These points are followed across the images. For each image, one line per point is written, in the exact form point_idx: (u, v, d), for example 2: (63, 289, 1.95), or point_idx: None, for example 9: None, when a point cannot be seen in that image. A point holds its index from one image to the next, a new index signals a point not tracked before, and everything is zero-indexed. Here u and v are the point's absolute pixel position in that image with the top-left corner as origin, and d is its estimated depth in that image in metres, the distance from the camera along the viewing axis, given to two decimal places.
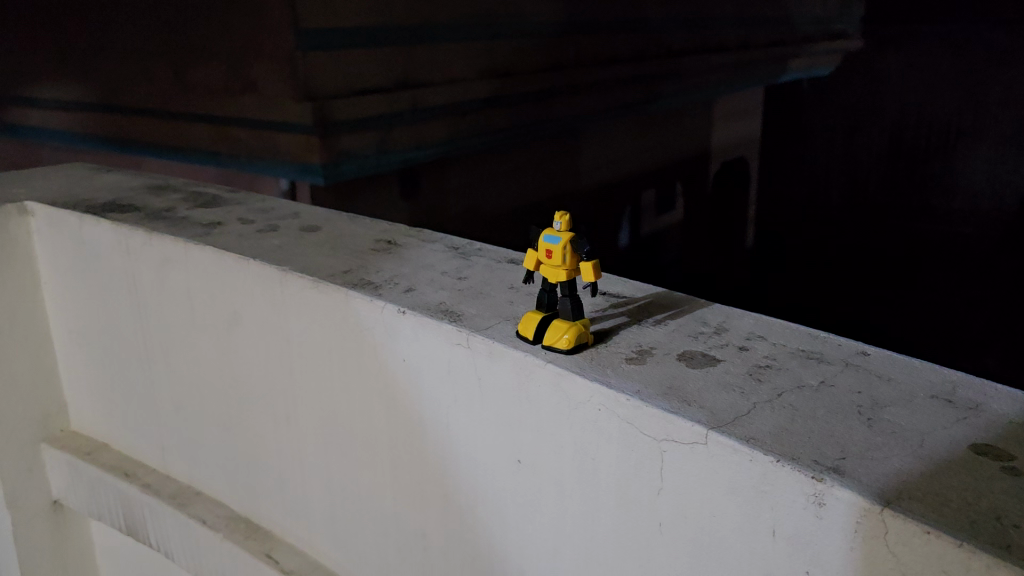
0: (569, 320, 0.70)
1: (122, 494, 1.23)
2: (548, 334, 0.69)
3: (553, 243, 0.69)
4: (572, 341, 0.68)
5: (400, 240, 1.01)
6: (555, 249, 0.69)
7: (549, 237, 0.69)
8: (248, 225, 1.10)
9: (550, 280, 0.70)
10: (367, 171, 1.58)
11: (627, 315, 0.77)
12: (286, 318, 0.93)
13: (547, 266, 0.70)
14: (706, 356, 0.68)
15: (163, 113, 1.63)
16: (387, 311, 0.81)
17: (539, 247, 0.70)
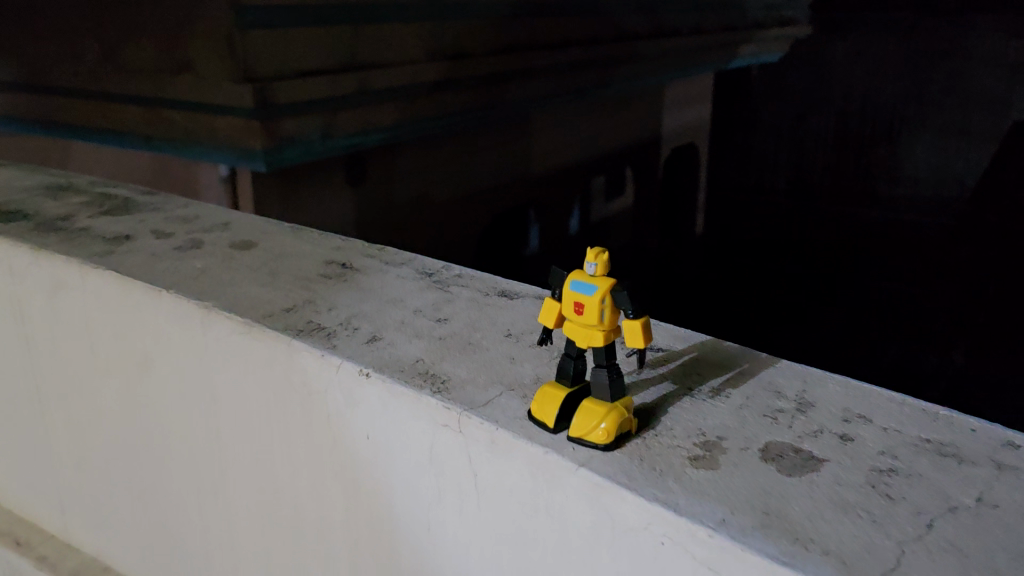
0: (606, 400, 0.50)
1: (13, 567, 0.99)
2: (577, 420, 0.49)
3: (584, 293, 0.48)
4: (611, 431, 0.48)
5: (357, 262, 0.80)
6: (589, 304, 0.48)
7: (577, 283, 0.49)
8: (166, 239, 0.88)
9: (578, 343, 0.50)
10: (311, 156, 1.23)
11: (673, 380, 0.57)
12: (211, 370, 0.71)
13: (575, 325, 0.50)
14: (799, 452, 0.49)
15: (80, 93, 1.35)
16: (345, 372, 0.60)
17: (564, 298, 0.50)
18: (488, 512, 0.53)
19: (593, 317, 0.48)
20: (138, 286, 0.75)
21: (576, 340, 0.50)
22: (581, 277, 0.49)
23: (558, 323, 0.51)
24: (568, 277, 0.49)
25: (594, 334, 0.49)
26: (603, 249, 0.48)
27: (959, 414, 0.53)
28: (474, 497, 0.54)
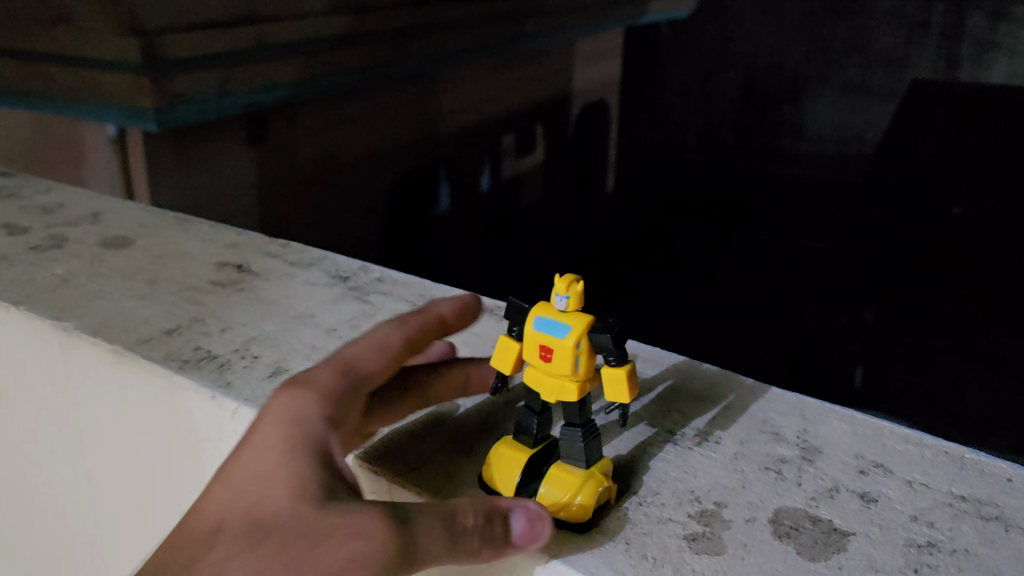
0: (578, 468, 0.39)
1: None
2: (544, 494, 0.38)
3: (556, 336, 0.38)
4: (589, 505, 0.38)
5: (256, 265, 0.67)
6: (559, 349, 0.38)
7: (543, 323, 0.39)
8: (19, 235, 0.72)
9: (545, 397, 0.40)
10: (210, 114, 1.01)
11: (649, 419, 0.47)
12: (74, 407, 0.57)
13: (540, 373, 0.40)
14: (817, 522, 0.39)
15: None
16: (242, 419, 0.48)
17: (526, 339, 0.39)
18: None
19: (563, 366, 0.38)
20: None
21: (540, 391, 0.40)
22: (547, 313, 0.39)
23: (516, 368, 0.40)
24: (530, 313, 0.39)
25: (563, 385, 0.39)
26: (577, 280, 0.38)
27: (988, 457, 0.45)
28: None
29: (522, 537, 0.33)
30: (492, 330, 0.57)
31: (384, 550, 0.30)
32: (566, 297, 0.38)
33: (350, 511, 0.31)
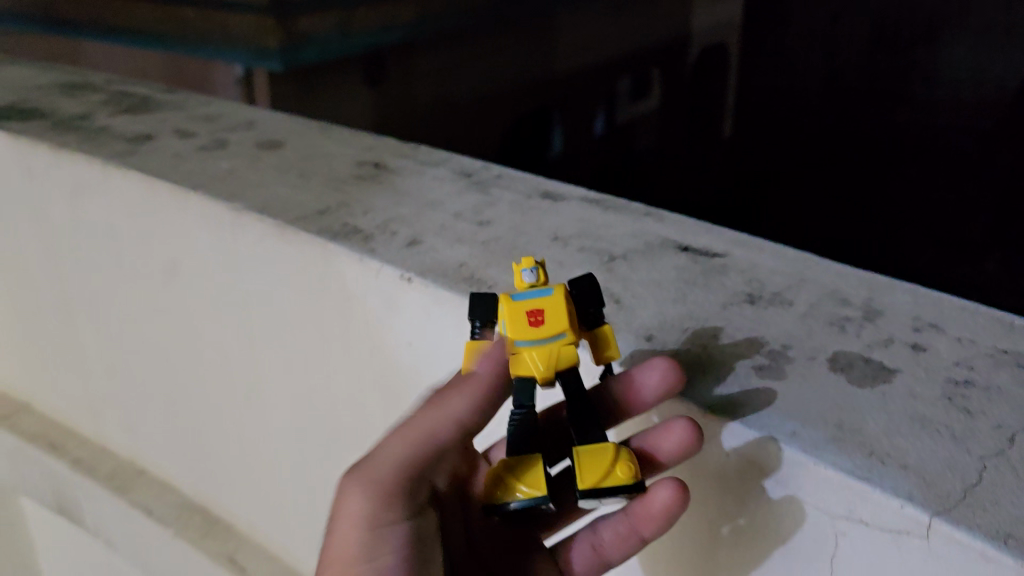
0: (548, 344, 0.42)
1: (49, 470, 1.00)
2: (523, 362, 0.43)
3: (543, 294, 0.42)
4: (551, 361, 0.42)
5: (392, 162, 0.75)
6: (558, 299, 0.42)
7: (524, 295, 0.43)
8: (189, 138, 0.83)
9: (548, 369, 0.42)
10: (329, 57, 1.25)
11: (745, 289, 0.54)
12: (242, 275, 0.68)
13: (524, 357, 0.42)
14: (871, 362, 0.46)
15: None
16: (385, 276, 0.57)
17: (507, 318, 0.42)
18: None
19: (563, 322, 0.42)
20: (165, 186, 0.72)
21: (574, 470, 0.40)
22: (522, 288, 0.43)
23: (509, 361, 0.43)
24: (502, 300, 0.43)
25: (563, 350, 0.42)
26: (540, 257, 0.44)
27: None
28: None
29: (672, 506, 0.42)
30: (599, 215, 0.64)
31: (397, 508, 0.41)
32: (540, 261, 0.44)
33: (346, 495, 0.42)
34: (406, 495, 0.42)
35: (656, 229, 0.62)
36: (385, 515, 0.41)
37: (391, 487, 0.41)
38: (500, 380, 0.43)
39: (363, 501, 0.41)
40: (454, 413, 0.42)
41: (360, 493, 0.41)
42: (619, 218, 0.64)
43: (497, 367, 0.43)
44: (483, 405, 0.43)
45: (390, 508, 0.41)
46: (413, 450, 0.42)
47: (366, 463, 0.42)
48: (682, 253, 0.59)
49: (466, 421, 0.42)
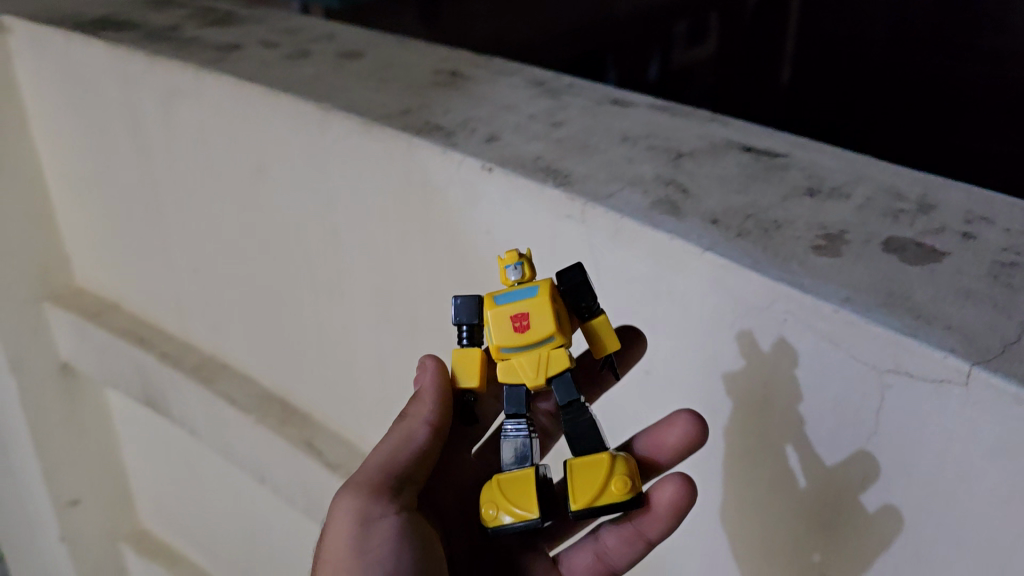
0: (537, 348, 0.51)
1: (138, 362, 1.08)
2: (515, 367, 0.52)
3: (529, 296, 0.50)
4: (538, 365, 0.51)
5: (467, 71, 0.79)
6: (536, 304, 0.50)
7: (512, 298, 0.50)
8: (273, 48, 0.88)
9: (535, 374, 0.51)
10: None
11: (806, 184, 0.57)
12: (328, 173, 0.73)
13: (516, 359, 0.51)
14: (922, 246, 0.49)
15: None
16: (466, 167, 0.61)
17: (496, 323, 0.51)
18: (608, 300, 0.55)
19: (543, 326, 0.50)
20: (255, 89, 0.76)
21: (572, 492, 0.50)
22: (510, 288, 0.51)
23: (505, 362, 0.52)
24: (489, 302, 0.51)
25: (552, 353, 0.51)
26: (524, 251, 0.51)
27: None
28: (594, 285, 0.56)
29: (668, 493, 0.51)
30: (666, 120, 0.68)
31: (382, 502, 0.51)
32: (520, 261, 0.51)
33: (339, 507, 0.52)
34: (393, 494, 0.52)
35: (721, 133, 0.65)
36: (375, 512, 0.51)
37: (376, 488, 0.51)
38: (448, 393, 0.55)
39: (354, 503, 0.51)
40: (422, 418, 0.54)
41: (350, 499, 0.51)
42: (686, 122, 0.67)
43: (444, 377, 0.55)
44: (442, 409, 0.54)
45: (378, 504, 0.51)
46: (394, 454, 0.53)
47: (355, 480, 0.53)
48: (745, 153, 0.62)
49: (434, 425, 0.54)
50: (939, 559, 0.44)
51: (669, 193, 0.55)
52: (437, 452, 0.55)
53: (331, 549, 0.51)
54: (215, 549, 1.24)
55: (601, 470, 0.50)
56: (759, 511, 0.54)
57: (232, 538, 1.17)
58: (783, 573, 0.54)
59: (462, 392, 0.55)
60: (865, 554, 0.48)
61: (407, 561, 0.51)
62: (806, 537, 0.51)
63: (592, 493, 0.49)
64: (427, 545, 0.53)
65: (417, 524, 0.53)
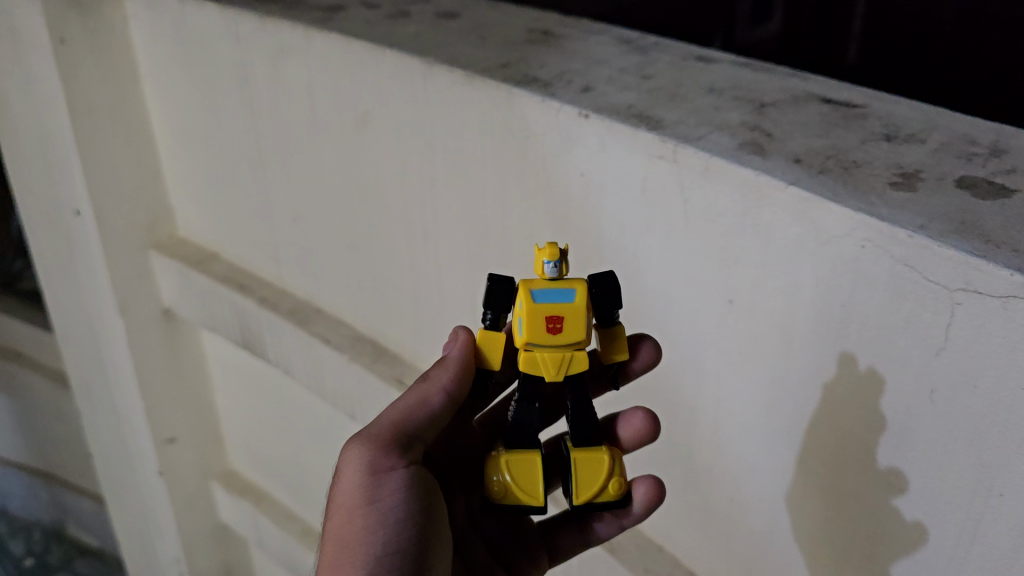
0: (561, 351, 0.59)
1: (238, 306, 1.17)
2: (539, 363, 0.59)
3: (567, 302, 0.58)
4: (559, 368, 0.59)
5: (558, 30, 0.84)
6: (573, 309, 0.58)
7: (551, 297, 0.58)
8: (374, 9, 0.92)
9: (555, 371, 0.59)
10: None
11: (884, 131, 0.61)
12: (428, 123, 0.78)
13: (540, 353, 0.59)
14: (993, 185, 0.53)
15: None
16: (565, 114, 0.66)
17: (532, 315, 0.58)
18: (694, 233, 0.60)
19: (574, 330, 0.58)
20: (361, 45, 0.80)
21: (575, 491, 0.60)
22: (548, 286, 0.58)
23: (528, 357, 0.59)
24: (531, 294, 0.58)
25: (575, 356, 0.59)
26: (558, 246, 0.58)
27: None
28: (682, 219, 0.61)
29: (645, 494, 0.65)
30: (749, 75, 0.72)
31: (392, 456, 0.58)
32: (561, 260, 0.58)
33: (352, 456, 0.59)
34: (403, 450, 0.59)
35: (802, 87, 0.69)
36: (384, 466, 0.58)
37: (387, 444, 0.59)
38: (471, 364, 0.61)
39: (367, 456, 0.58)
40: (440, 385, 0.60)
41: (364, 451, 0.58)
42: (768, 77, 0.72)
43: (469, 349, 0.62)
44: (460, 379, 0.60)
45: (389, 458, 0.58)
46: (409, 412, 0.60)
47: (370, 433, 0.60)
48: (825, 104, 0.66)
49: (451, 392, 0.60)
50: (998, 468, 0.49)
51: (754, 137, 0.59)
52: (448, 414, 0.61)
53: (342, 491, 0.59)
54: (302, 482, 1.34)
55: (601, 474, 0.60)
56: (828, 432, 0.58)
57: (319, 469, 1.28)
58: (846, 490, 0.59)
59: (484, 371, 0.63)
60: (925, 466, 0.53)
61: (414, 507, 0.58)
62: (868, 454, 0.56)
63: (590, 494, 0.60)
64: (426, 498, 0.60)
65: (424, 475, 0.60)
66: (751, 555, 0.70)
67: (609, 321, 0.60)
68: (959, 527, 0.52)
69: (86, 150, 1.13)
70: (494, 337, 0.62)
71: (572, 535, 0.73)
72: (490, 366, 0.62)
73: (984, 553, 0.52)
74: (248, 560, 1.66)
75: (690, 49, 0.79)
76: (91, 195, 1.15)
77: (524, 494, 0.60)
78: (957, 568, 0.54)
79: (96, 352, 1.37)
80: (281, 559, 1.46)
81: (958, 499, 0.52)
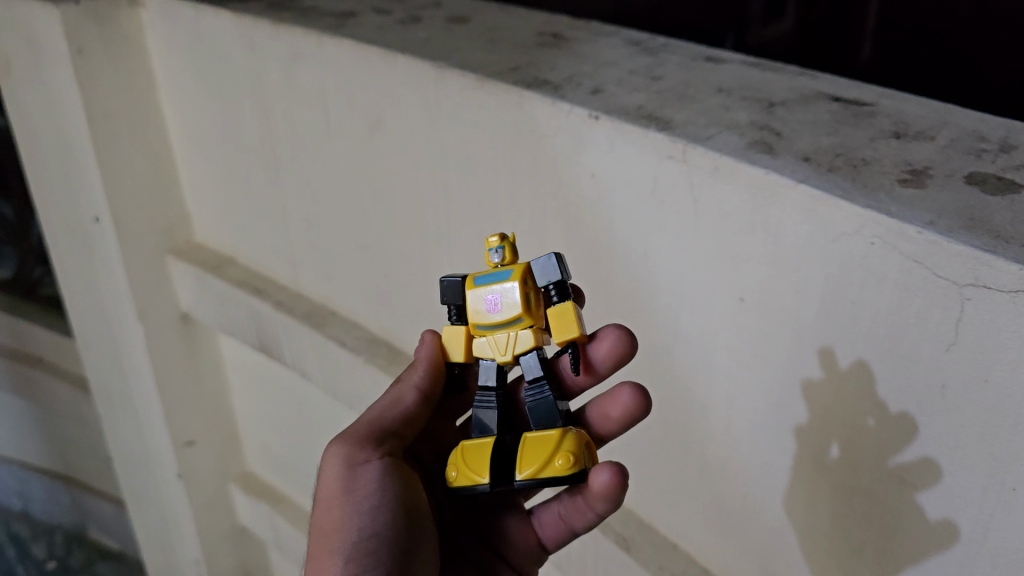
0: (508, 330, 0.62)
1: (255, 310, 1.18)
2: (490, 344, 0.63)
3: (503, 281, 0.61)
4: (509, 345, 0.62)
5: (568, 33, 0.85)
6: (508, 287, 0.61)
7: (492, 279, 0.62)
8: (387, 15, 0.93)
9: (505, 350, 0.62)
10: None
11: (893, 130, 0.61)
12: (440, 127, 0.79)
13: (490, 335, 0.63)
14: (1001, 180, 0.53)
15: None
16: (574, 116, 0.66)
17: (474, 297, 0.62)
18: (704, 232, 0.61)
19: (511, 306, 0.61)
20: (374, 51, 0.81)
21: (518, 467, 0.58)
22: (490, 270, 0.62)
23: (482, 339, 0.63)
24: (475, 279, 0.62)
25: (523, 333, 0.62)
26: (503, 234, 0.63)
27: None
28: (692, 218, 0.61)
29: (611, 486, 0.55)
30: (759, 75, 0.72)
31: (368, 448, 0.60)
32: (503, 246, 0.62)
33: (330, 453, 0.61)
34: (378, 443, 0.61)
35: (811, 86, 0.70)
36: (360, 457, 0.60)
37: (363, 438, 0.61)
38: (441, 363, 0.65)
39: (342, 451, 0.60)
40: (412, 383, 0.64)
41: (341, 447, 0.61)
42: (778, 77, 0.72)
43: (437, 351, 0.65)
44: (431, 377, 0.64)
45: (363, 450, 0.60)
46: (383, 411, 0.63)
47: (348, 432, 0.62)
48: (834, 102, 0.66)
49: (423, 390, 0.64)
50: (1010, 462, 0.49)
51: (763, 136, 0.60)
52: (424, 414, 0.64)
53: (323, 490, 0.61)
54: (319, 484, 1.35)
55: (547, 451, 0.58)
56: (841, 429, 0.59)
57: None
58: (858, 486, 0.59)
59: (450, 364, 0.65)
60: (938, 461, 0.53)
61: (391, 495, 0.59)
62: (879, 448, 0.56)
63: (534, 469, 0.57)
64: (407, 490, 0.61)
65: (403, 468, 0.62)
66: (766, 551, 0.70)
67: (557, 299, 0.61)
68: (972, 521, 0.53)
69: (104, 158, 1.14)
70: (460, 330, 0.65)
71: (553, 514, 0.69)
72: (454, 358, 0.64)
73: (997, 548, 0.52)
74: (267, 562, 1.68)
75: (699, 50, 0.80)
76: (108, 202, 1.17)
77: (471, 477, 0.60)
78: (971, 563, 0.54)
79: (115, 356, 1.38)
80: (299, 560, 1.48)
81: (971, 493, 0.52)
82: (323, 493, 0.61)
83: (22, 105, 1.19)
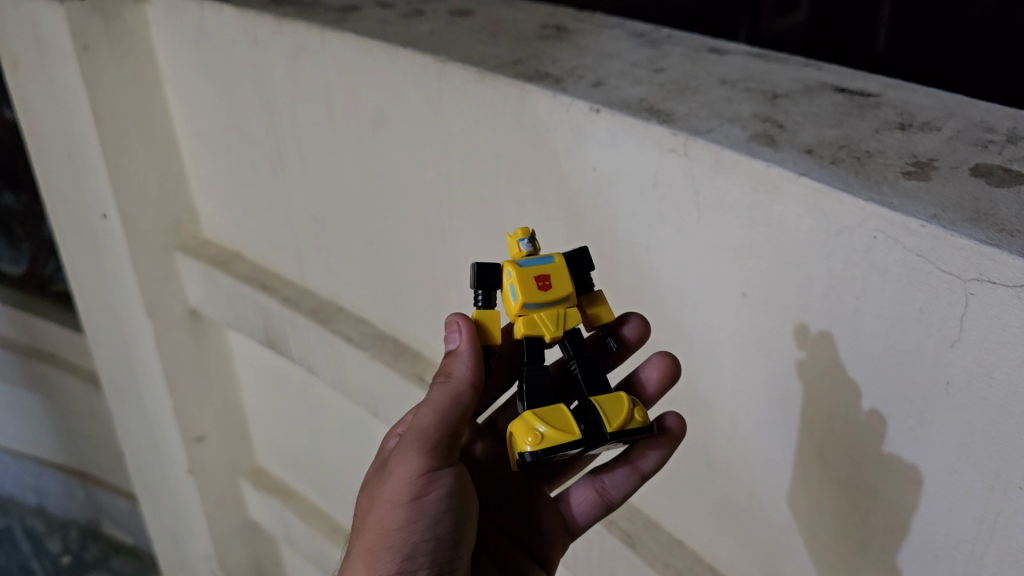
0: (555, 309, 0.60)
1: (262, 306, 1.18)
2: (540, 322, 0.59)
3: (548, 264, 0.60)
4: (558, 323, 0.60)
5: (571, 26, 0.84)
6: (557, 268, 0.60)
7: (533, 262, 0.60)
8: (389, 9, 0.92)
9: (553, 327, 0.59)
10: None
11: (898, 121, 0.60)
12: (443, 121, 0.79)
13: (537, 314, 0.59)
14: (1009, 172, 0.52)
15: None
16: (575, 109, 0.66)
17: (522, 276, 0.59)
18: (707, 226, 0.60)
19: (562, 286, 0.60)
20: (375, 45, 0.81)
21: (606, 419, 0.57)
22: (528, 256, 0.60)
23: (527, 320, 0.59)
24: (517, 260, 0.59)
25: (568, 311, 0.60)
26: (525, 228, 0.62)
27: None
28: (695, 213, 0.60)
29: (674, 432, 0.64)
30: (763, 66, 0.71)
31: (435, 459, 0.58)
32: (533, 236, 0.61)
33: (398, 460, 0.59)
34: (445, 449, 0.59)
35: (816, 77, 0.69)
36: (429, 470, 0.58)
37: (431, 447, 0.58)
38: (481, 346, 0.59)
39: (413, 461, 0.58)
40: (467, 380, 0.58)
41: (411, 458, 0.58)
42: (782, 68, 0.71)
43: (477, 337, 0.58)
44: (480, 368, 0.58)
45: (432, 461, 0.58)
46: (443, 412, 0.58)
47: (410, 431, 0.59)
48: (839, 93, 0.65)
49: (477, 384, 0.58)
50: (1016, 460, 0.48)
51: (766, 128, 0.59)
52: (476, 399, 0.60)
53: (389, 490, 0.59)
54: (328, 479, 1.36)
55: (624, 404, 0.58)
56: (844, 427, 0.58)
57: (346, 466, 1.29)
58: (863, 483, 0.59)
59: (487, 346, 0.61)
60: (943, 459, 0.52)
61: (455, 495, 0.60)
62: (884, 446, 0.55)
63: (621, 419, 0.57)
64: (465, 483, 0.61)
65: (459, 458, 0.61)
66: (771, 550, 0.69)
67: (589, 286, 0.62)
68: (979, 521, 0.52)
69: (111, 154, 1.14)
70: (490, 313, 0.61)
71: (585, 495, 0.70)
72: (492, 340, 0.60)
73: (1005, 546, 0.51)
74: (278, 555, 1.69)
75: (703, 41, 0.79)
76: (116, 199, 1.17)
77: (560, 432, 0.56)
78: (978, 561, 0.53)
79: (126, 353, 1.39)
80: (310, 555, 1.48)
81: (978, 492, 0.51)
82: (389, 494, 0.59)
83: (30, 102, 1.19)
